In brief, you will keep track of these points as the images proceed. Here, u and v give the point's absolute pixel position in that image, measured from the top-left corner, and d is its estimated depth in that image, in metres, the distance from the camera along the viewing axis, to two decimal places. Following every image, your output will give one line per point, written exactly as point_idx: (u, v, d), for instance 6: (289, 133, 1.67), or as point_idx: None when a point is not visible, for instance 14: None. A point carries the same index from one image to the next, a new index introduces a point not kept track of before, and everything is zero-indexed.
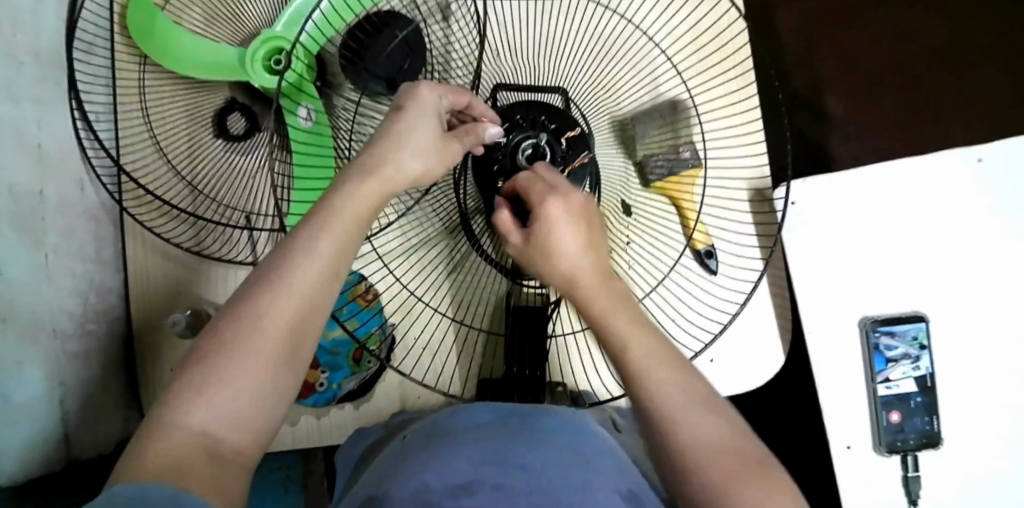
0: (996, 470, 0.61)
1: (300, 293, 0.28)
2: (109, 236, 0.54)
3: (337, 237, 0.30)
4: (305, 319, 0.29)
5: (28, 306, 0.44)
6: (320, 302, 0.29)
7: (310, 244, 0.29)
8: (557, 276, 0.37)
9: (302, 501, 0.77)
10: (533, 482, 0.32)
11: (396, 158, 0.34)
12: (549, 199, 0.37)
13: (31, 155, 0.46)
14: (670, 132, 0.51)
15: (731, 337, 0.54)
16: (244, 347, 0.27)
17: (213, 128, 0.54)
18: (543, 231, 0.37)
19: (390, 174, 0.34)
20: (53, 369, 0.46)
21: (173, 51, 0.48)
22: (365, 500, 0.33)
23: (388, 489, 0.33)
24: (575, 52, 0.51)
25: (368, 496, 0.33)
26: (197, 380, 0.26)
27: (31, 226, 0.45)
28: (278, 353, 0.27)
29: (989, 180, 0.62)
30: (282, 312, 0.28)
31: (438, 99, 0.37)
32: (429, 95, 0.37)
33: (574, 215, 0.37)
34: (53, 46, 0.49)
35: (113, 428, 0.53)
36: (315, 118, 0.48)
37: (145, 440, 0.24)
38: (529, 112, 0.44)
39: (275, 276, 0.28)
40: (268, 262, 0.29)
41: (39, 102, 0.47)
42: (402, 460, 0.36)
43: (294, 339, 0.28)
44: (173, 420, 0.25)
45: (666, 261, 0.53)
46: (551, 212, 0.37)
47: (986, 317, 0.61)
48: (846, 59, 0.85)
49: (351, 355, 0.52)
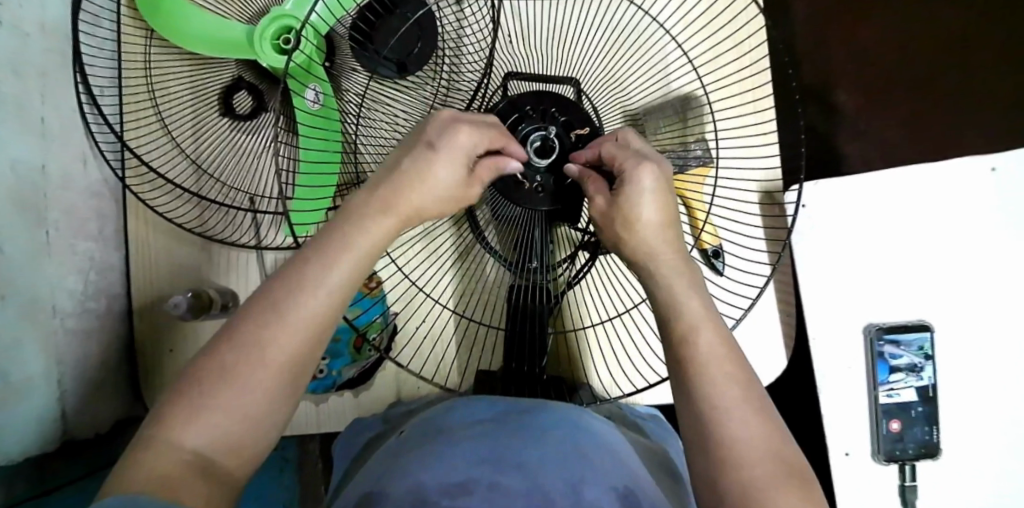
0: (992, 481, 0.61)
1: (313, 311, 0.28)
2: (112, 213, 0.54)
3: (356, 256, 0.30)
4: (315, 339, 0.28)
5: (28, 284, 0.43)
6: (331, 324, 0.29)
7: (324, 262, 0.29)
8: (633, 244, 0.37)
9: (297, 480, 0.78)
10: (525, 485, 0.32)
11: (406, 153, 0.34)
12: (641, 166, 0.37)
13: (33, 130, 0.45)
14: (679, 126, 0.50)
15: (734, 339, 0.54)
16: (253, 362, 0.26)
17: (219, 106, 0.53)
18: (625, 199, 0.37)
19: (398, 169, 0.33)
20: (52, 348, 0.46)
21: (180, 28, 0.47)
22: (360, 499, 0.33)
23: (386, 486, 0.33)
24: (588, 42, 0.50)
25: (363, 496, 0.34)
26: (202, 390, 0.26)
27: (33, 205, 0.44)
28: (286, 372, 0.27)
29: (1002, 189, 0.61)
30: (296, 330, 0.28)
31: (475, 140, 0.35)
32: (463, 141, 0.35)
33: (660, 185, 0.37)
34: (55, 17, 0.48)
35: (112, 405, 0.53)
36: (323, 99, 0.48)
37: (150, 451, 0.24)
38: (540, 103, 0.43)
39: (286, 295, 0.28)
40: (284, 283, 0.29)
41: (42, 77, 0.46)
42: (397, 461, 0.36)
43: (303, 355, 0.28)
44: (177, 433, 0.25)
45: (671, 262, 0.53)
46: (640, 179, 0.36)
47: (991, 328, 0.61)
48: (862, 55, 0.83)
49: (352, 343, 0.51)
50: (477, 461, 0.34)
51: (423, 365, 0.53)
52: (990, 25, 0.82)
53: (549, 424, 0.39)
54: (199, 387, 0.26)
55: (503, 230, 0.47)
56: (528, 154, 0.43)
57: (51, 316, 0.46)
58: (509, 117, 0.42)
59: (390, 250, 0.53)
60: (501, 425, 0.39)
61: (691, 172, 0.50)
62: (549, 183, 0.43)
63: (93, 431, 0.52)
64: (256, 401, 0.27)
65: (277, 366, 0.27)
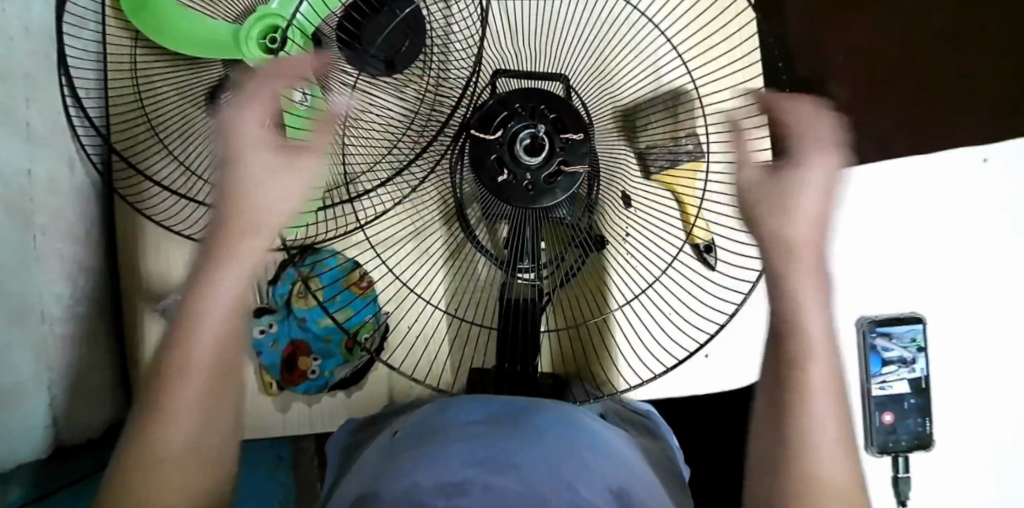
0: (984, 471, 0.62)
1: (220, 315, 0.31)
2: (93, 215, 0.53)
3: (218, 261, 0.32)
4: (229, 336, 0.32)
5: (17, 289, 0.43)
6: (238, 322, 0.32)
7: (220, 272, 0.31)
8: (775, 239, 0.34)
9: (291, 480, 0.78)
10: (516, 487, 0.33)
11: None
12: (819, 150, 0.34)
13: (20, 132, 0.44)
14: (671, 122, 0.50)
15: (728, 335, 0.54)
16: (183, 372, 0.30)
17: (205, 106, 0.52)
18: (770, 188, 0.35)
19: None
20: (42, 354, 0.46)
21: (170, 30, 0.47)
22: (357, 498, 0.33)
23: (379, 487, 0.34)
24: (579, 37, 0.49)
25: (360, 495, 0.34)
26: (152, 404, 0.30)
27: (21, 209, 0.44)
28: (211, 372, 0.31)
29: (995, 182, 0.61)
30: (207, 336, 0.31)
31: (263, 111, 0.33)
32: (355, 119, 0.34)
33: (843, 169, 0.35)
34: (40, 17, 0.48)
35: (100, 409, 0.53)
36: (310, 100, 0.46)
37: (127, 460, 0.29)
38: (529, 100, 0.43)
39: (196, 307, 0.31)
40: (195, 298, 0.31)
41: (28, 80, 0.46)
42: (390, 463, 0.37)
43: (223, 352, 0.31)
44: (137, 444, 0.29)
45: (663, 260, 0.53)
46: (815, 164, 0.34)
47: (984, 320, 0.61)
48: (849, 50, 0.84)
49: (343, 344, 0.51)
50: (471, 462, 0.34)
51: (416, 363, 0.53)
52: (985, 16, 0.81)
53: (544, 422, 0.39)
54: (156, 375, 0.30)
55: (494, 229, 0.46)
56: (516, 151, 0.42)
57: (40, 320, 0.46)
58: (496, 117, 0.42)
59: (379, 248, 0.54)
60: (495, 422, 0.40)
61: (681, 168, 0.50)
62: (539, 180, 0.43)
63: (84, 434, 0.52)
64: (202, 389, 0.31)
65: (212, 356, 0.31)
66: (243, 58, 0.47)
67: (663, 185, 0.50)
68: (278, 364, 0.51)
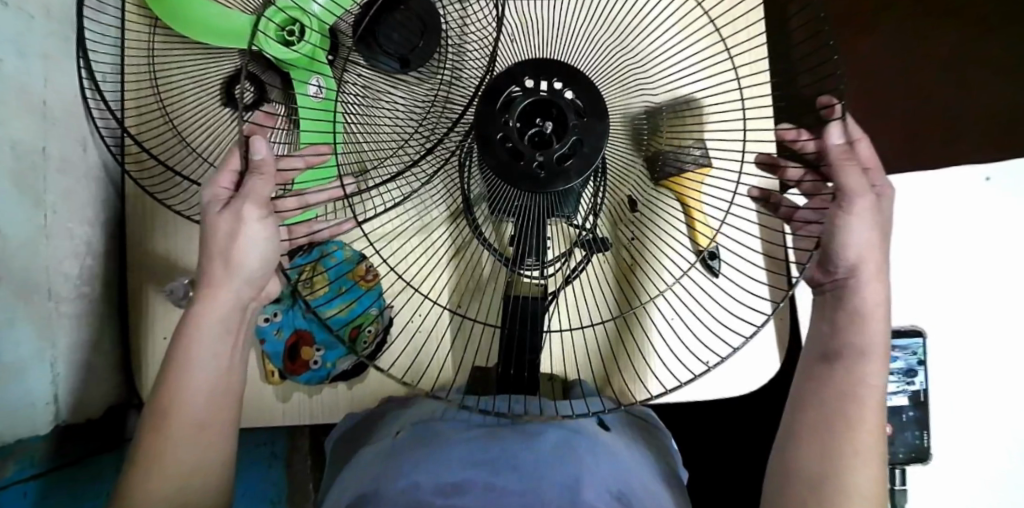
0: (981, 488, 0.62)
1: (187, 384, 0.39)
2: (108, 199, 0.54)
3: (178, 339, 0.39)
4: (189, 395, 0.39)
5: (26, 267, 0.43)
6: (203, 389, 0.39)
7: (189, 349, 0.39)
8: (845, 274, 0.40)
9: (285, 477, 0.77)
10: (517, 482, 0.35)
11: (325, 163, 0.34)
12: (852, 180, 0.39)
13: (36, 110, 0.45)
14: (677, 128, 0.50)
15: (732, 344, 0.54)
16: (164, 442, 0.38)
17: (221, 96, 0.53)
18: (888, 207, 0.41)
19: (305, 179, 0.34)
20: (46, 332, 0.46)
21: (191, 18, 0.48)
22: (355, 497, 0.36)
23: (378, 486, 0.36)
24: (588, 38, 0.48)
25: (358, 494, 0.36)
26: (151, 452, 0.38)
27: (32, 186, 0.44)
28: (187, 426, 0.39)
29: (995, 201, 0.62)
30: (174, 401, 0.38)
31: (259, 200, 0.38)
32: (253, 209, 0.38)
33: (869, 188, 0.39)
34: (59, 4, 0.48)
35: (100, 391, 0.53)
36: (325, 92, 0.49)
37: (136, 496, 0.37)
38: (540, 74, 0.43)
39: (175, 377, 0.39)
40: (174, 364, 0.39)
41: (45, 60, 0.46)
42: (395, 458, 0.38)
43: (197, 410, 0.39)
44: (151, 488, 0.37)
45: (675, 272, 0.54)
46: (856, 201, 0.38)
47: (984, 337, 0.61)
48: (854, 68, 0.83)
49: (346, 333, 0.50)
50: (472, 460, 0.37)
51: (419, 362, 0.54)
52: (996, 25, 0.79)
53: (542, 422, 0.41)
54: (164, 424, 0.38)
55: (499, 226, 0.47)
56: (523, 147, 0.43)
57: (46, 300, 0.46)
58: (505, 87, 0.43)
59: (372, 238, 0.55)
60: (496, 424, 0.41)
61: (688, 172, 0.51)
62: (550, 161, 0.43)
63: (85, 417, 0.52)
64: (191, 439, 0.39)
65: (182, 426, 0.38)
66: (256, 46, 0.47)
67: (668, 190, 0.50)
68: (281, 352, 0.50)
